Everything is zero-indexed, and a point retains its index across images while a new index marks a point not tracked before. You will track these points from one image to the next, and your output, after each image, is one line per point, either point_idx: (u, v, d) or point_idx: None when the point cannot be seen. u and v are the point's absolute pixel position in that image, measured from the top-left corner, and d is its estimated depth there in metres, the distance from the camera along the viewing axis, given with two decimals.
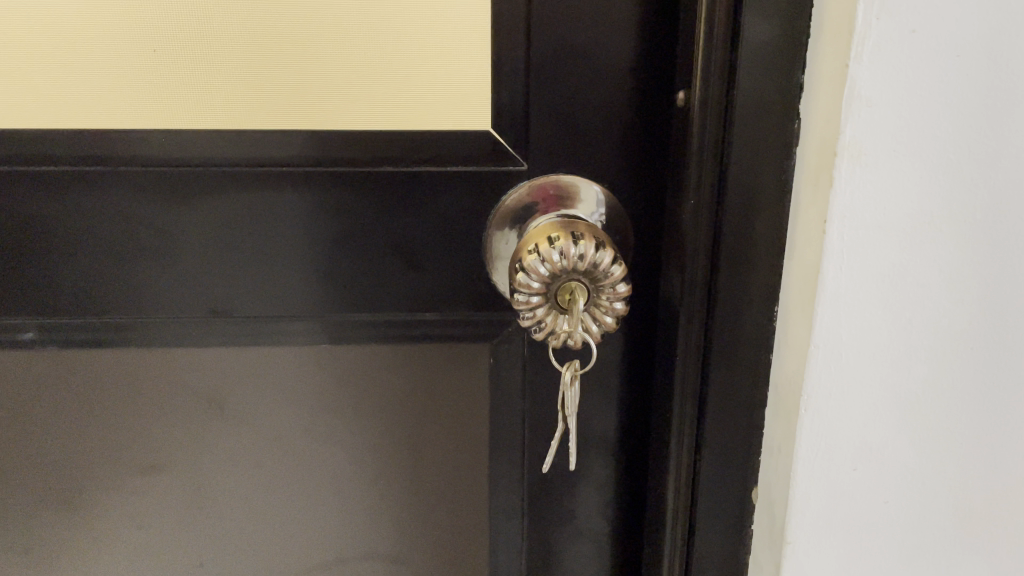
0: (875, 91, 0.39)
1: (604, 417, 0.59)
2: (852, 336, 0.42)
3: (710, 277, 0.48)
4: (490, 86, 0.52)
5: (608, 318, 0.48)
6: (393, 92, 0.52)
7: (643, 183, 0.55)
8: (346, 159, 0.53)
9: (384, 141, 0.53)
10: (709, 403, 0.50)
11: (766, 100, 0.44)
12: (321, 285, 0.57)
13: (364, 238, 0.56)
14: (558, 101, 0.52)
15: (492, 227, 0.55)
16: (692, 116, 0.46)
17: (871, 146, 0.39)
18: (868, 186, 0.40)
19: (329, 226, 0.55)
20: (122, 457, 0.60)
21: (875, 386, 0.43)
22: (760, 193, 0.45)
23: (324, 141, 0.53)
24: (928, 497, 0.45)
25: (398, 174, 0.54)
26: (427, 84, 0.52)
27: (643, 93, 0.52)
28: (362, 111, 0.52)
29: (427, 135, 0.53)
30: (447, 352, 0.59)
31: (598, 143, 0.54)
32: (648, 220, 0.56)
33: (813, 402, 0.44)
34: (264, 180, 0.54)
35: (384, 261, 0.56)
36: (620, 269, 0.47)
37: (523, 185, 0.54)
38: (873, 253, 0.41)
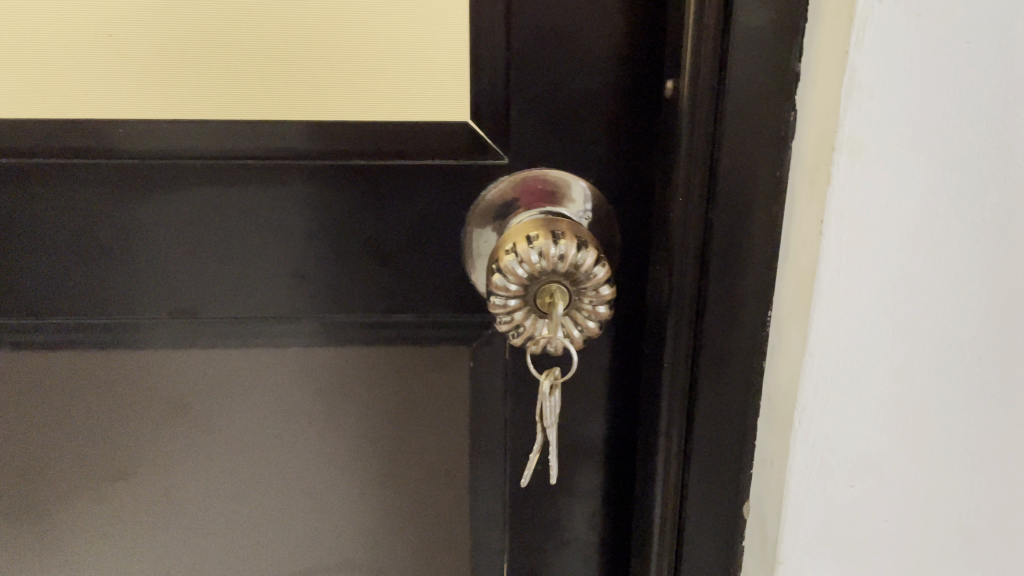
0: (876, 81, 0.36)
1: (591, 424, 0.56)
2: (850, 343, 0.39)
3: (701, 280, 0.45)
4: (469, 75, 0.49)
5: (591, 323, 0.45)
6: (365, 81, 0.49)
7: (631, 177, 0.52)
8: (317, 151, 0.50)
9: (356, 133, 0.50)
10: (698, 412, 0.47)
11: (760, 91, 0.41)
12: (292, 284, 0.54)
13: (337, 235, 0.53)
14: (540, 91, 0.49)
15: (471, 224, 0.52)
16: (680, 107, 0.43)
17: (872, 141, 0.36)
18: (867, 183, 0.37)
19: (299, 223, 0.52)
20: (85, 463, 0.58)
21: (875, 398, 0.40)
22: (753, 190, 0.42)
23: (292, 133, 0.50)
24: (931, 516, 0.42)
25: (372, 167, 0.51)
26: (402, 73, 0.49)
27: (630, 83, 0.49)
28: (332, 101, 0.49)
29: (402, 127, 0.50)
30: (425, 355, 0.56)
31: (584, 136, 0.51)
32: (636, 217, 0.53)
33: (807, 414, 0.41)
34: (230, 173, 0.50)
35: (358, 260, 0.53)
36: (604, 270, 0.44)
37: (505, 178, 0.51)
38: (873, 255, 0.38)
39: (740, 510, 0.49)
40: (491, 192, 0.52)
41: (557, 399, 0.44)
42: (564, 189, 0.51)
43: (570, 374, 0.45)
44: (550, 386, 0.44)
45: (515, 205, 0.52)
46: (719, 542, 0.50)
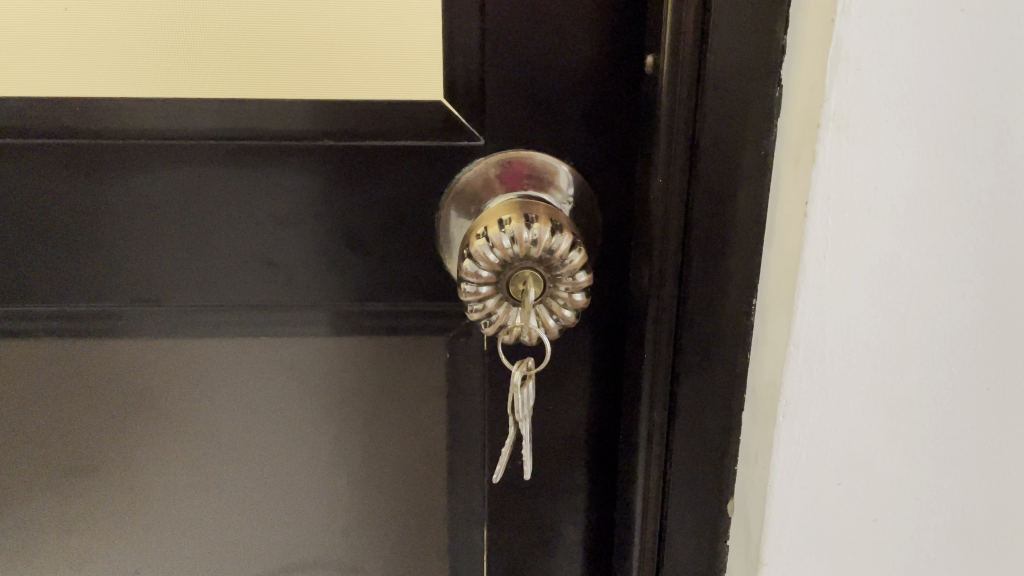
0: (863, 52, 0.33)
1: (572, 417, 0.54)
2: (836, 333, 0.37)
3: (682, 266, 0.43)
4: (441, 52, 0.47)
5: (567, 312, 0.43)
6: (331, 59, 0.46)
7: (612, 160, 0.49)
8: (282, 132, 0.48)
9: (323, 113, 0.47)
10: (680, 405, 0.45)
11: (743, 65, 0.39)
12: (260, 271, 0.52)
13: (305, 219, 0.50)
14: (516, 68, 0.47)
15: (447, 205, 0.50)
16: (660, 83, 0.41)
17: (858, 116, 0.34)
18: (854, 162, 0.35)
19: (265, 206, 0.50)
20: (49, 455, 0.56)
21: (862, 390, 0.38)
22: (736, 171, 0.40)
23: (257, 111, 0.47)
24: (923, 516, 0.40)
25: (341, 148, 0.48)
26: (371, 48, 0.46)
27: (611, 59, 0.47)
28: (297, 79, 0.47)
29: (371, 107, 0.47)
30: (399, 345, 0.54)
31: (563, 115, 0.48)
32: (618, 201, 0.50)
33: (792, 409, 0.38)
34: (194, 154, 0.48)
35: (328, 246, 0.51)
36: (580, 256, 0.42)
37: (486, 158, 0.49)
38: (861, 240, 0.36)
39: (723, 507, 0.46)
40: (467, 170, 0.49)
41: (529, 390, 0.42)
42: (550, 176, 0.49)
43: (543, 364, 0.43)
44: (522, 377, 0.41)
45: (493, 185, 0.49)
46: (702, 540, 0.47)
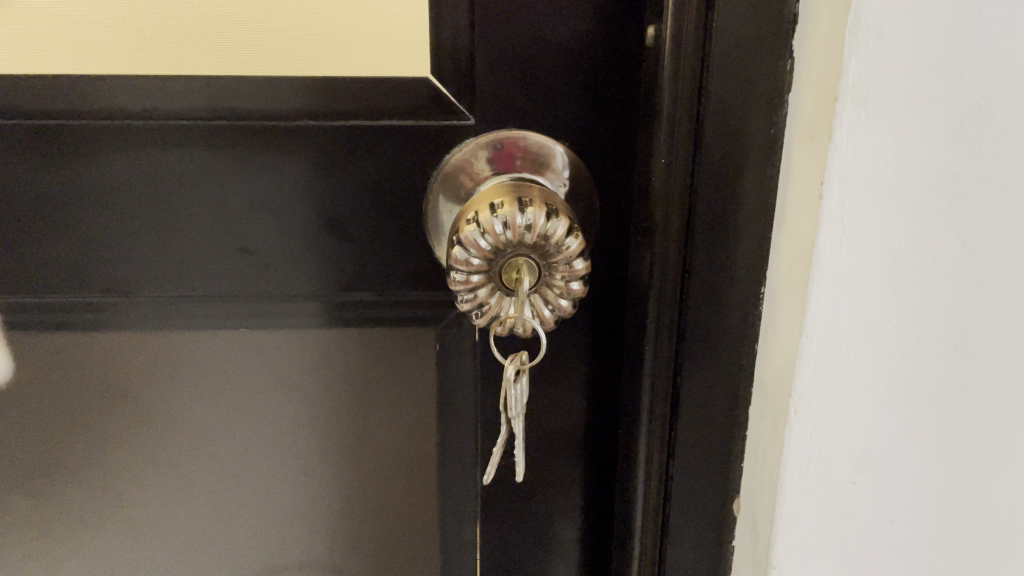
0: (885, 17, 0.31)
1: (568, 410, 0.52)
2: (852, 322, 0.35)
3: (686, 253, 0.40)
4: (428, 26, 0.44)
5: (563, 302, 0.41)
6: (310, 33, 0.43)
7: (609, 140, 0.47)
8: (259, 112, 0.45)
9: (302, 91, 0.44)
10: (683, 398, 0.42)
11: (752, 34, 0.36)
12: (240, 262, 0.49)
13: (286, 206, 0.47)
14: (507, 42, 0.44)
15: (437, 192, 0.47)
16: (661, 57, 0.38)
17: (879, 87, 0.31)
18: (874, 138, 0.32)
19: (243, 191, 0.47)
20: (18, 456, 0.53)
21: (880, 383, 0.36)
22: (743, 149, 0.38)
23: (232, 88, 0.44)
24: (942, 515, 0.38)
25: (323, 130, 0.46)
26: (354, 21, 0.43)
27: (607, 31, 0.44)
28: (274, 55, 0.44)
29: (353, 84, 0.44)
30: (386, 338, 0.51)
31: (557, 93, 0.45)
32: (615, 183, 0.48)
33: (804, 403, 0.36)
34: (166, 136, 0.45)
35: (309, 234, 0.48)
36: (577, 242, 0.39)
37: (481, 138, 0.46)
38: (880, 222, 0.33)
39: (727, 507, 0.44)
40: (458, 153, 0.46)
41: (523, 386, 0.39)
42: (545, 159, 0.46)
43: (538, 358, 0.40)
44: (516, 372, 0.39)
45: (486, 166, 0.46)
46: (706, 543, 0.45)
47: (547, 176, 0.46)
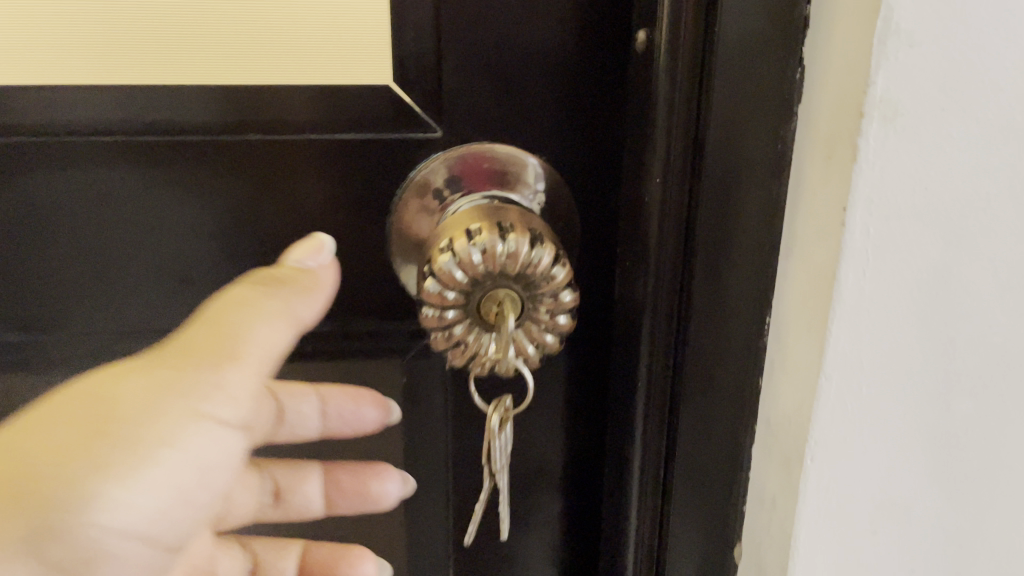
0: (919, 24, 0.27)
1: (548, 446, 0.48)
2: (875, 360, 0.31)
3: (686, 282, 0.36)
4: (390, 29, 0.39)
5: (548, 338, 0.37)
6: (257, 36, 0.39)
7: (590, 154, 0.43)
8: (199, 127, 0.40)
9: (249, 102, 0.39)
10: (679, 439, 0.38)
11: (759, 41, 0.32)
12: (185, 295, 0.43)
13: (234, 231, 0.42)
14: (478, 47, 0.40)
15: (403, 217, 0.42)
16: (658, 67, 0.34)
17: (910, 102, 0.28)
18: (902, 159, 0.29)
19: (182, 215, 0.42)
20: None
21: (902, 425, 0.32)
22: (749, 168, 0.34)
23: (169, 100, 0.39)
24: (963, 561, 0.35)
25: (274, 146, 0.41)
26: (305, 25, 0.39)
27: (588, 34, 0.40)
28: (217, 61, 0.39)
29: (306, 94, 0.40)
30: (347, 372, 0.46)
31: (533, 103, 0.41)
32: (598, 201, 0.44)
33: (821, 449, 0.33)
34: (94, 156, 0.40)
35: (259, 262, 0.43)
36: (565, 271, 0.35)
37: (445, 154, 0.42)
38: (906, 250, 0.30)
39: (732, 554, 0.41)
40: (421, 173, 0.42)
41: (508, 435, 0.35)
42: (518, 175, 0.42)
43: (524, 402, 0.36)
44: (500, 419, 0.35)
45: (454, 185, 0.42)
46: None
47: (523, 195, 0.42)
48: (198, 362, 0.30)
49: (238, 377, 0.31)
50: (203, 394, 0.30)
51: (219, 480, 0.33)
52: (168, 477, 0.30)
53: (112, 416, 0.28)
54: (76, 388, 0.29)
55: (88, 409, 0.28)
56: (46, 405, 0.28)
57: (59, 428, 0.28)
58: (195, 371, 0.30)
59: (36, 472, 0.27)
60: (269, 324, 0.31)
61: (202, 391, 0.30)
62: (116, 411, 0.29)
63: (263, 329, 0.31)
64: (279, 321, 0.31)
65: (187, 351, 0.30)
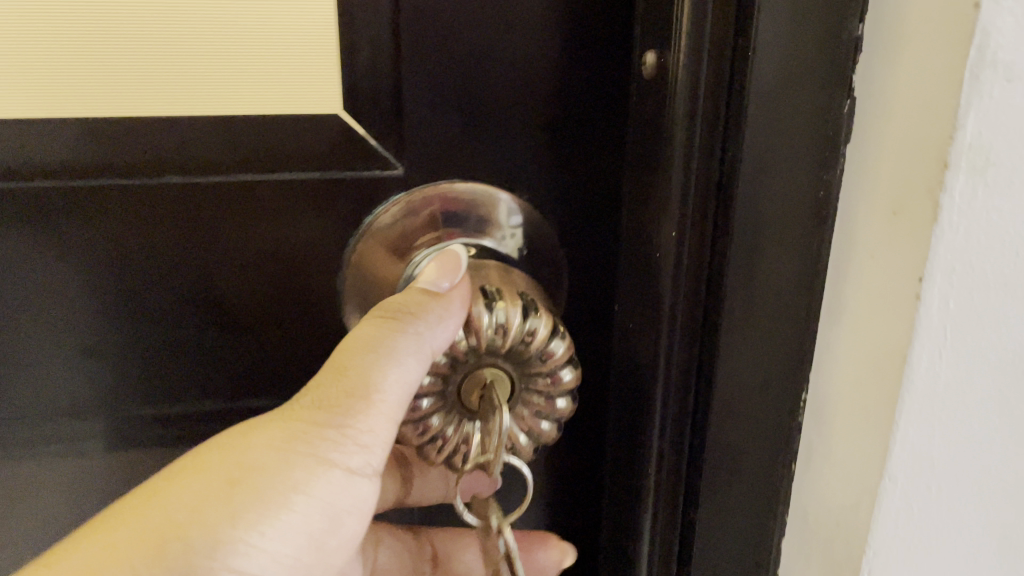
0: (1016, 53, 0.22)
1: (533, 519, 0.42)
2: (945, 453, 0.26)
3: (706, 356, 0.30)
4: (338, 49, 0.33)
5: (544, 424, 0.31)
6: (177, 61, 0.32)
7: (580, 192, 0.36)
8: (110, 168, 0.33)
9: (170, 138, 0.33)
10: (695, 534, 0.32)
11: (800, 67, 0.26)
12: (116, 374, 0.37)
13: (161, 301, 0.36)
14: (446, 68, 0.33)
15: (363, 274, 0.36)
16: (673, 100, 0.28)
17: (1002, 150, 0.23)
18: (990, 218, 0.23)
19: (91, 273, 0.35)
20: None
21: (974, 525, 0.27)
22: (786, 221, 0.28)
23: (88, 142, 0.32)
24: None
25: (207, 195, 0.34)
26: (236, 46, 0.32)
27: (575, 55, 0.34)
28: (129, 91, 0.32)
29: (240, 128, 0.33)
30: None
31: (511, 135, 0.35)
32: (591, 247, 0.37)
33: (879, 556, 0.27)
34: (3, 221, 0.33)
35: (187, 324, 0.36)
36: (563, 344, 0.30)
37: (403, 198, 0.35)
38: (989, 325, 0.25)
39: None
40: (377, 224, 0.35)
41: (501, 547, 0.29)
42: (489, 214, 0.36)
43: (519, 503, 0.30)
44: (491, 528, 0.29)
45: (417, 232, 0.36)
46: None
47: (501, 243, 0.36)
48: (308, 416, 0.27)
49: (373, 416, 0.28)
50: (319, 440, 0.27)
51: (352, 527, 0.31)
52: (303, 524, 0.28)
53: (245, 477, 0.26)
54: (193, 458, 0.27)
55: (225, 473, 0.26)
56: (151, 487, 0.26)
57: (215, 481, 0.26)
58: (318, 423, 0.27)
59: (136, 542, 0.24)
60: (398, 337, 0.27)
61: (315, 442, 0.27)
62: (246, 461, 0.26)
63: (393, 372, 0.27)
64: (425, 349, 0.28)
65: (319, 404, 0.27)
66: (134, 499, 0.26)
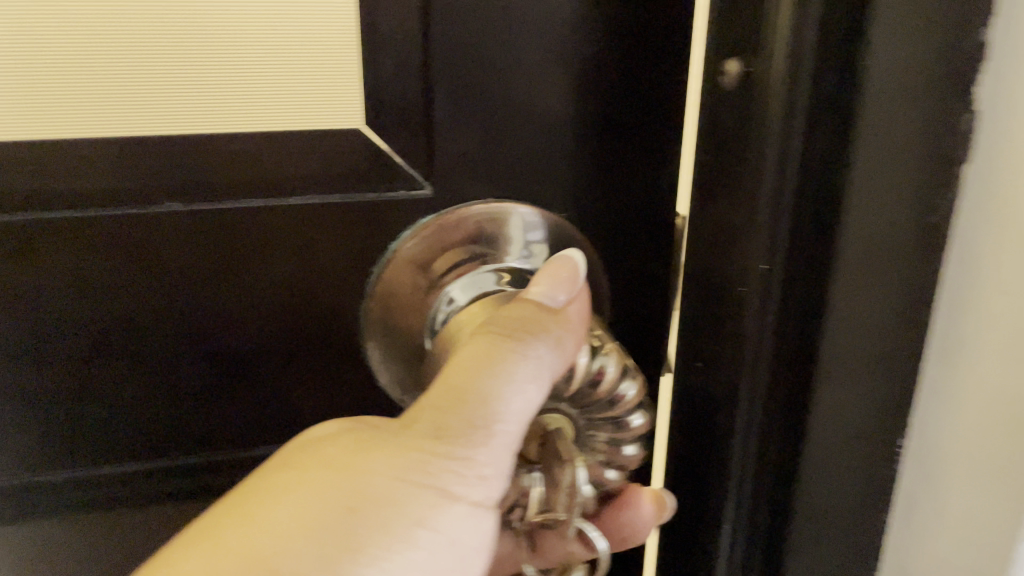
0: None
1: None
2: None
3: (799, 398, 0.27)
4: (356, 61, 0.29)
5: (609, 469, 0.30)
6: (166, 77, 0.27)
7: (621, 212, 0.33)
8: (94, 200, 0.29)
9: (162, 165, 0.29)
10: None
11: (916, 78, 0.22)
12: (140, 420, 0.33)
13: (198, 338, 0.32)
14: (477, 81, 0.30)
15: (387, 306, 0.32)
16: (766, 110, 0.25)
17: None
18: None
19: (71, 321, 0.30)
20: None
21: None
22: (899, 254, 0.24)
23: (133, 147, 0.28)
24: None
25: (236, 224, 0.30)
26: (237, 60, 0.28)
27: (627, 65, 0.31)
28: (110, 110, 0.27)
29: (244, 151, 0.29)
30: None
31: (550, 151, 0.32)
32: (632, 270, 0.35)
33: None
34: (39, 227, 0.29)
35: (183, 372, 0.32)
36: (633, 384, 0.28)
37: (421, 227, 0.32)
38: None
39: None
40: (402, 252, 0.32)
41: None
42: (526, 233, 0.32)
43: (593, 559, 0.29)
44: None
45: (438, 260, 0.32)
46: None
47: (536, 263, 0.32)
48: (422, 438, 0.23)
49: (493, 449, 0.24)
50: (432, 469, 0.23)
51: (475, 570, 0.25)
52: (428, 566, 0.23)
53: (354, 509, 0.22)
54: (284, 468, 0.22)
55: (335, 501, 0.21)
56: (243, 495, 0.22)
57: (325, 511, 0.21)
58: (430, 452, 0.23)
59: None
60: (518, 355, 0.24)
61: (426, 476, 0.23)
62: (356, 482, 0.22)
63: (517, 399, 0.23)
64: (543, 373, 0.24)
65: (436, 425, 0.23)
66: (225, 509, 0.21)
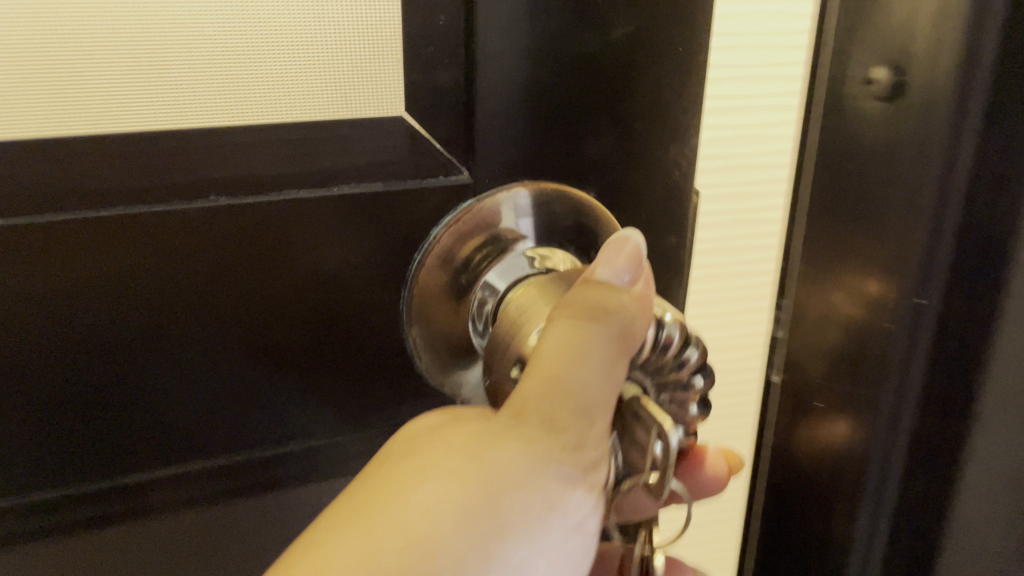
0: None
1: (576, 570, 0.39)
2: None
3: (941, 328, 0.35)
4: (399, 57, 0.30)
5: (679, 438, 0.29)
6: (229, 72, 0.28)
7: (635, 208, 0.34)
8: (121, 184, 0.27)
9: (209, 152, 0.28)
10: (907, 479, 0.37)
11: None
12: (164, 432, 0.31)
13: (237, 348, 0.31)
14: (515, 77, 0.30)
15: (421, 303, 0.33)
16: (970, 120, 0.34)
17: None
18: None
19: (106, 312, 0.28)
20: None
21: None
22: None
23: (184, 155, 0.28)
24: None
25: (299, 240, 0.30)
26: (293, 57, 0.29)
27: (654, 53, 0.32)
28: (170, 100, 0.28)
29: (291, 141, 0.30)
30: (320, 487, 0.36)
31: (577, 146, 0.32)
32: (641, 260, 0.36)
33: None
34: (83, 225, 0.27)
35: (217, 366, 0.31)
36: (697, 346, 0.27)
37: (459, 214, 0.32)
38: None
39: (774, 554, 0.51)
40: (432, 252, 0.32)
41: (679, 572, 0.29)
42: (548, 221, 0.33)
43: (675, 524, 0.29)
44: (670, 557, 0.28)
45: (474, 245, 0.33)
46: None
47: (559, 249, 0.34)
48: (534, 432, 0.24)
49: (596, 434, 0.25)
50: (546, 462, 0.24)
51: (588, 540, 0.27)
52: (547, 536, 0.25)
53: (480, 504, 0.24)
54: (414, 458, 0.24)
55: (464, 498, 0.24)
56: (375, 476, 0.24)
57: (458, 508, 0.23)
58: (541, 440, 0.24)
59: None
60: (597, 340, 0.24)
61: (542, 468, 0.25)
62: (474, 469, 0.24)
63: (604, 386, 0.24)
64: (623, 356, 0.24)
65: (533, 417, 0.24)
66: (364, 490, 0.24)
